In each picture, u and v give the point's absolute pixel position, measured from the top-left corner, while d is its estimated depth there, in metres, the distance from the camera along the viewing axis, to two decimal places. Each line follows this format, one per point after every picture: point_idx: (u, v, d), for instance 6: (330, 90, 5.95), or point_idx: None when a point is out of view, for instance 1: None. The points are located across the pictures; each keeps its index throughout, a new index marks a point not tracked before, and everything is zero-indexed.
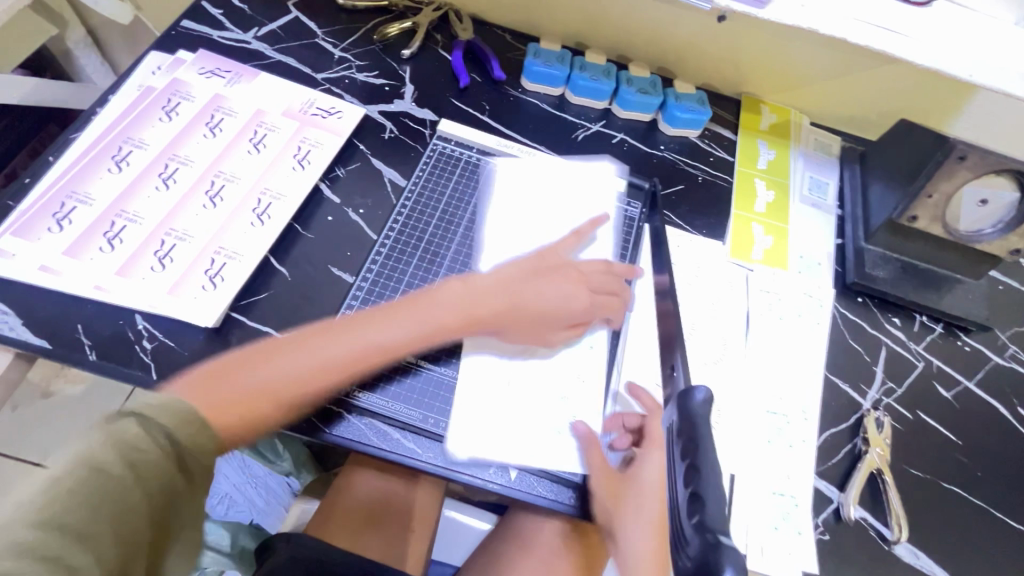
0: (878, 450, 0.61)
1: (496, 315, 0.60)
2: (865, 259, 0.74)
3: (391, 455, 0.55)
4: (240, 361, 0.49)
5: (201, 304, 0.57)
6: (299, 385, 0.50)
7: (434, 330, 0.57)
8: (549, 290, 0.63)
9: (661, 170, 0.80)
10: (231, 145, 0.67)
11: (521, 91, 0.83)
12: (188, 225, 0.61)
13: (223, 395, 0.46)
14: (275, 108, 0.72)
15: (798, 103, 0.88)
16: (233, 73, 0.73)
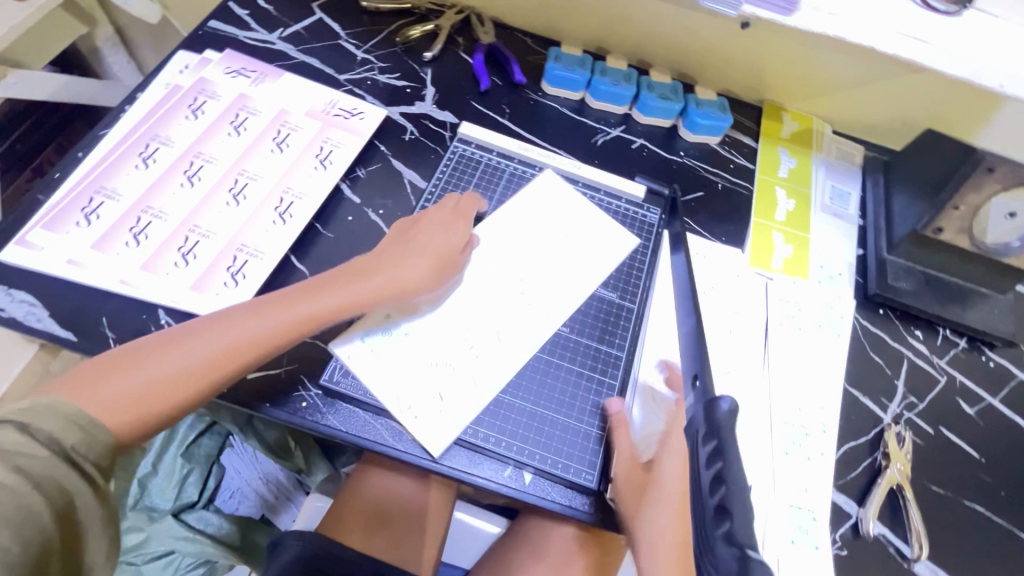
0: (899, 465, 0.60)
1: (385, 289, 0.58)
2: (887, 270, 0.73)
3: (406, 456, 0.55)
4: (118, 361, 0.48)
5: (223, 300, 0.58)
6: (188, 377, 0.49)
7: (330, 305, 0.55)
8: (432, 245, 0.62)
9: (680, 177, 0.79)
10: (255, 144, 0.68)
11: (541, 95, 0.83)
12: (212, 222, 0.62)
13: (110, 398, 0.46)
14: (299, 108, 0.72)
15: (821, 111, 0.87)
16: (258, 73, 0.74)
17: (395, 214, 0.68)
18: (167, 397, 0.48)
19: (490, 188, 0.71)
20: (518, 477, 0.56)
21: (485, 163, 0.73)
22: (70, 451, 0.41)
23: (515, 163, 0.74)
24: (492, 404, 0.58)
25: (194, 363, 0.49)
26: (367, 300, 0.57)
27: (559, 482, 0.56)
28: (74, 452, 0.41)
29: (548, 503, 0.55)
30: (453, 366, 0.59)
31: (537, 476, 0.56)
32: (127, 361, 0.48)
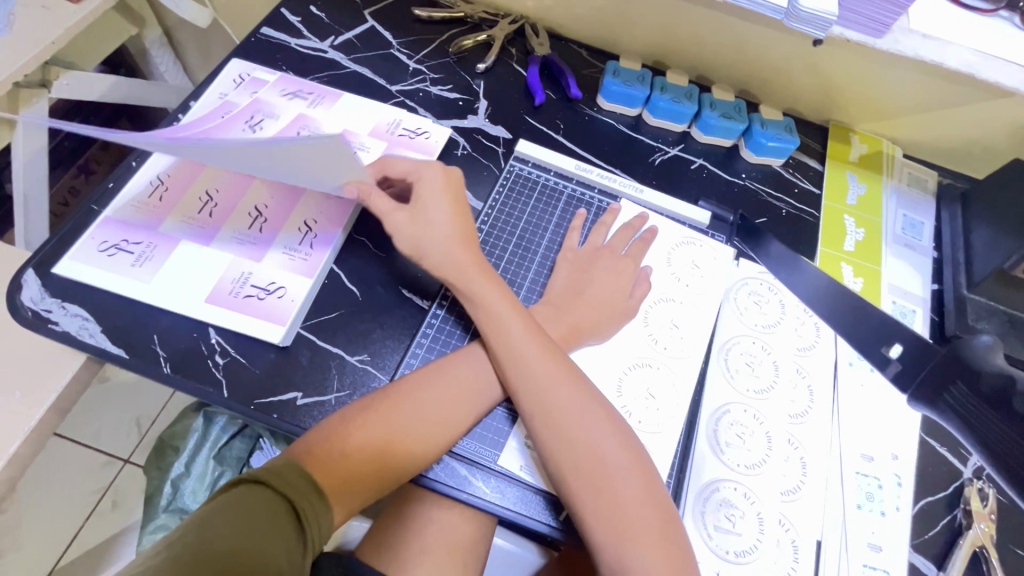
0: (982, 525, 0.56)
1: (560, 325, 0.57)
2: (967, 309, 0.68)
3: (458, 492, 0.54)
4: (364, 418, 0.50)
5: (277, 322, 0.57)
6: (440, 425, 0.51)
7: (565, 334, 0.57)
8: (599, 276, 0.61)
9: (743, 200, 0.75)
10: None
11: (597, 110, 0.80)
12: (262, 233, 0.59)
13: (352, 455, 0.48)
14: (364, 126, 0.71)
15: (894, 134, 0.82)
16: (315, 95, 0.73)
17: None
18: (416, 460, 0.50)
19: (548, 210, 0.68)
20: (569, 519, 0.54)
21: (542, 184, 0.70)
22: (298, 509, 0.43)
23: (574, 183, 0.71)
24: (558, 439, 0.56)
25: (434, 413, 0.52)
26: (571, 336, 0.57)
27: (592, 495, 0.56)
28: (301, 512, 0.43)
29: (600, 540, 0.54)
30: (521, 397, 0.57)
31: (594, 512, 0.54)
32: (372, 413, 0.51)
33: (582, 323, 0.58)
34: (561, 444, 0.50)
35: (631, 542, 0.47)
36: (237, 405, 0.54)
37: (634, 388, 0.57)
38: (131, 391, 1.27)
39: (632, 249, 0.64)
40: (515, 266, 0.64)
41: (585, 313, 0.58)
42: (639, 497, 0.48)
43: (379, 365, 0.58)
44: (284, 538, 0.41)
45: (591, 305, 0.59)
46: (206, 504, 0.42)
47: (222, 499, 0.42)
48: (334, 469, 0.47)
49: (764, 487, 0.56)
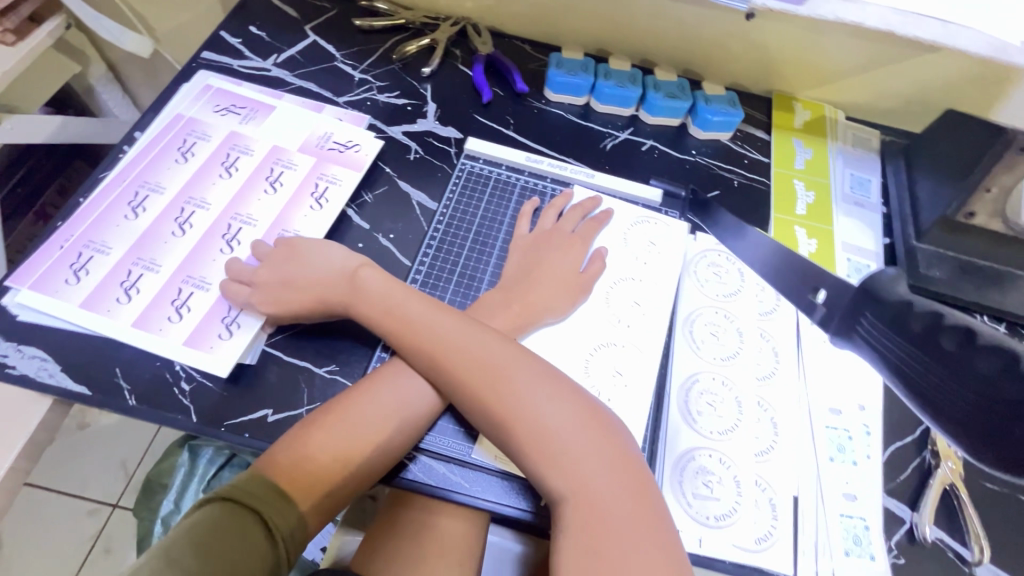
0: (950, 464, 0.58)
1: (518, 310, 0.57)
2: (918, 259, 0.70)
3: (450, 495, 0.54)
4: (319, 418, 0.50)
5: (215, 355, 0.56)
6: (388, 411, 0.51)
7: (510, 311, 0.57)
8: (556, 263, 0.61)
9: (695, 176, 0.77)
10: (249, 183, 0.67)
11: (545, 102, 0.81)
12: (207, 272, 0.60)
13: (321, 459, 0.48)
14: (292, 143, 0.71)
15: (834, 98, 0.85)
16: (247, 109, 0.73)
17: (406, 236, 0.67)
18: (371, 447, 0.50)
19: (502, 204, 0.69)
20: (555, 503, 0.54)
21: (495, 178, 0.71)
22: (269, 524, 0.43)
23: (526, 175, 0.72)
24: None
25: (387, 406, 0.52)
26: (523, 312, 0.57)
27: None
28: (274, 527, 0.43)
29: None
30: None
31: None
32: (330, 415, 0.50)
33: (545, 309, 0.58)
34: (485, 393, 0.50)
35: (559, 470, 0.47)
36: (207, 429, 0.54)
37: (599, 381, 0.57)
38: (114, 434, 1.25)
39: (588, 231, 0.65)
40: (474, 261, 0.64)
41: (545, 297, 0.59)
42: (565, 430, 0.48)
43: (346, 372, 0.58)
44: (258, 555, 0.41)
45: (549, 289, 0.59)
46: (179, 526, 0.42)
47: (193, 520, 0.42)
48: (299, 477, 0.47)
49: (738, 451, 0.57)
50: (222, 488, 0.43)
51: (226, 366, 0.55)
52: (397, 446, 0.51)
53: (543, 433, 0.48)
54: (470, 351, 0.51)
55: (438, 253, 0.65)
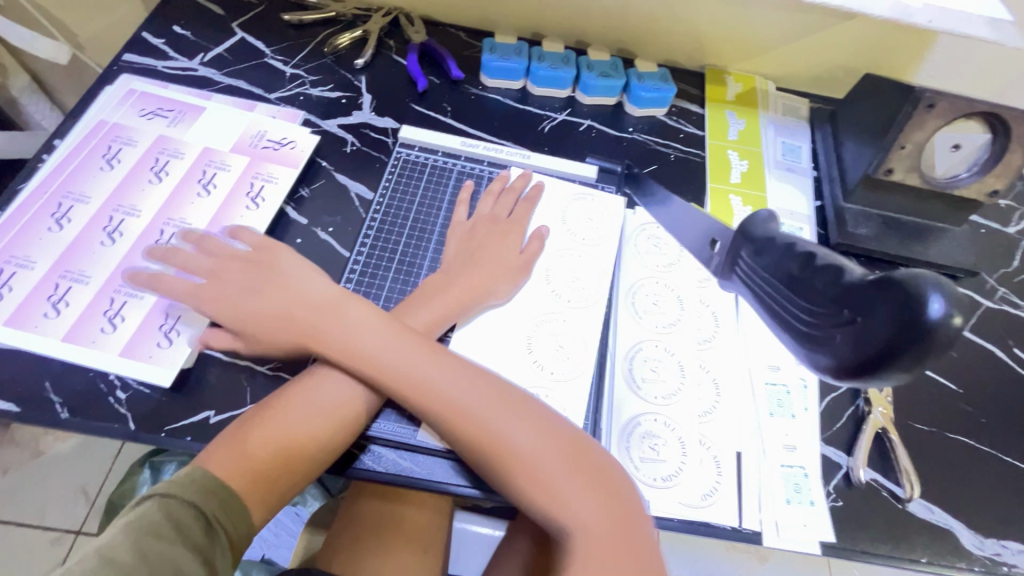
0: (881, 409, 0.61)
1: (459, 295, 0.58)
2: (846, 219, 0.73)
3: (408, 481, 0.54)
4: (255, 417, 0.50)
5: (155, 363, 0.54)
6: (328, 408, 0.51)
7: (446, 301, 0.57)
8: (495, 247, 0.62)
9: (632, 152, 0.78)
10: (180, 188, 0.64)
11: (482, 88, 0.81)
12: (140, 279, 0.58)
13: (260, 455, 0.48)
14: (224, 144, 0.68)
15: (763, 70, 0.87)
16: (176, 112, 0.70)
17: (346, 229, 0.66)
18: (313, 441, 0.50)
19: (439, 190, 0.69)
20: None
21: (432, 166, 0.71)
22: (209, 516, 0.44)
23: (462, 160, 0.72)
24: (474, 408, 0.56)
25: (326, 402, 0.51)
26: (463, 298, 0.58)
27: None
28: (213, 520, 0.44)
29: None
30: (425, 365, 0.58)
31: None
32: (267, 414, 0.50)
33: (487, 290, 0.59)
34: (435, 393, 0.51)
35: (512, 461, 0.49)
36: (146, 436, 0.52)
37: (541, 358, 0.58)
38: (68, 462, 1.20)
39: (524, 213, 0.66)
40: (413, 248, 0.64)
41: (484, 279, 0.59)
42: (518, 427, 0.50)
43: (290, 368, 0.57)
44: (197, 548, 0.42)
45: (488, 270, 0.60)
46: (116, 527, 0.42)
47: (131, 520, 0.42)
48: (236, 474, 0.47)
49: (680, 413, 0.59)
50: (158, 486, 0.44)
51: (168, 375, 0.54)
52: (339, 440, 0.51)
53: (496, 432, 0.50)
54: (405, 347, 0.52)
55: (376, 242, 0.65)
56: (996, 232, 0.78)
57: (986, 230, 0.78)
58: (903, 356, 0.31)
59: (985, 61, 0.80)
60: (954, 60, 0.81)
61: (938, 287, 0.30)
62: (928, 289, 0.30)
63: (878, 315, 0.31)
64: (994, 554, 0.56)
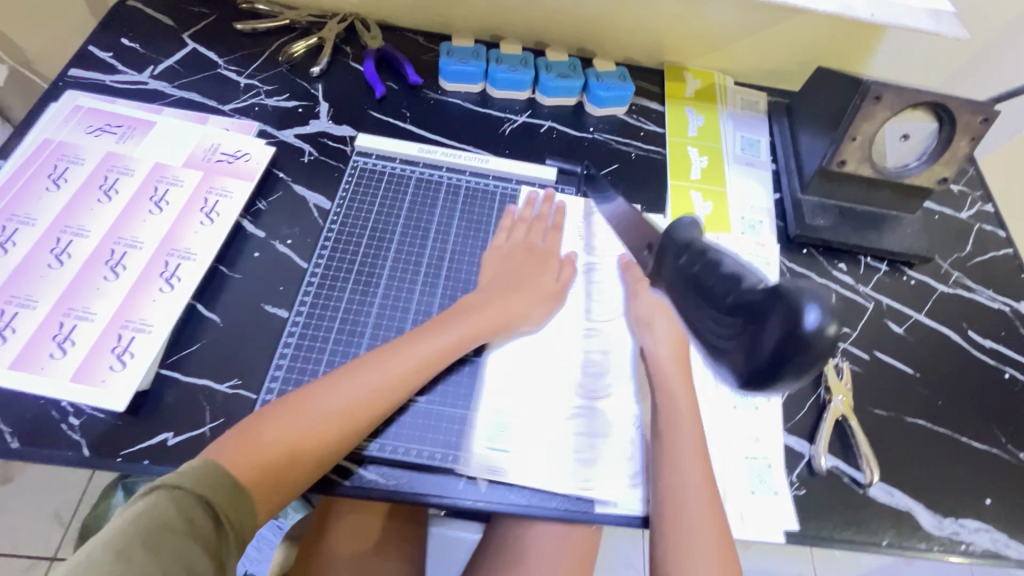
0: (840, 397, 0.62)
1: (494, 316, 0.60)
2: (804, 210, 0.75)
3: (372, 493, 0.53)
4: (274, 416, 0.50)
5: (109, 388, 0.52)
6: (351, 414, 0.51)
7: (487, 323, 0.59)
8: (529, 274, 0.64)
9: (593, 152, 0.79)
10: (131, 206, 0.62)
11: (441, 93, 0.81)
12: (91, 301, 0.56)
13: (271, 449, 0.48)
14: (175, 159, 0.67)
15: (721, 65, 0.88)
16: (125, 127, 0.68)
17: (304, 240, 0.65)
18: (321, 445, 0.50)
19: (398, 198, 0.69)
20: (474, 487, 0.54)
21: (389, 174, 0.71)
22: (220, 514, 0.44)
23: (420, 167, 0.72)
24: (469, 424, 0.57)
25: (341, 405, 0.51)
26: (497, 323, 0.60)
27: (498, 482, 0.55)
28: (224, 517, 0.44)
29: (508, 506, 0.54)
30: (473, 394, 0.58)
31: (492, 483, 0.55)
32: (284, 413, 0.50)
33: (518, 317, 0.61)
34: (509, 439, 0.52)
35: None
36: (101, 462, 0.51)
37: (519, 368, 0.60)
38: (40, 486, 1.17)
39: (554, 241, 0.68)
40: (372, 258, 0.64)
41: (520, 304, 0.62)
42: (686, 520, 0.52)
43: (250, 385, 0.57)
44: (208, 545, 0.42)
45: (526, 297, 0.62)
46: (125, 515, 0.41)
47: (139, 511, 0.41)
48: (248, 468, 0.47)
49: (642, 412, 0.59)
50: (171, 478, 0.43)
51: (121, 400, 0.52)
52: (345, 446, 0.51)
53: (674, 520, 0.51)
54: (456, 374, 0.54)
55: (334, 253, 0.64)
56: (949, 217, 0.80)
57: (940, 216, 0.80)
58: (792, 366, 0.29)
59: (933, 51, 0.82)
60: (904, 51, 0.83)
61: (814, 296, 0.28)
62: (804, 299, 0.28)
63: (767, 328, 0.29)
64: (952, 532, 0.58)
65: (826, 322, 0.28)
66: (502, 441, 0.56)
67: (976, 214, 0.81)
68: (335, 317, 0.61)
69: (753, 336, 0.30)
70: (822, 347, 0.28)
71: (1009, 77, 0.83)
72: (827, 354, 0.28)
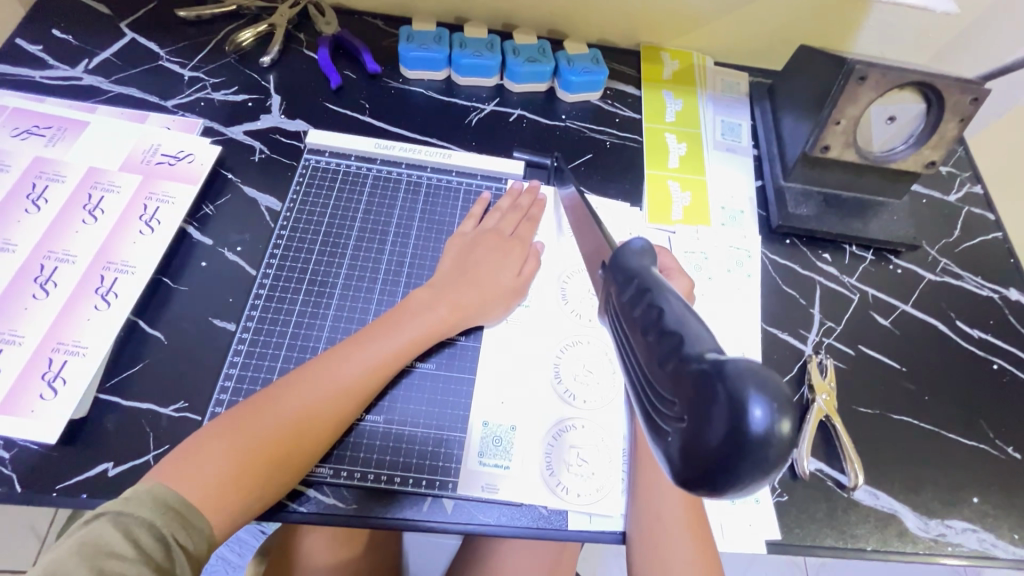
0: (824, 396, 0.60)
1: (447, 314, 0.55)
2: (786, 199, 0.71)
3: (328, 518, 0.50)
4: (247, 411, 0.47)
5: (40, 418, 0.49)
6: (303, 426, 0.47)
7: (446, 320, 0.55)
8: (490, 263, 0.59)
9: (565, 142, 0.74)
10: (62, 216, 0.58)
11: (402, 81, 0.75)
12: (19, 323, 0.52)
13: (216, 471, 0.43)
14: (112, 162, 0.62)
15: (701, 45, 0.83)
16: (55, 129, 0.63)
17: (254, 247, 0.61)
18: (296, 441, 0.47)
19: (353, 198, 0.65)
20: (439, 507, 0.52)
21: (344, 172, 0.66)
22: (168, 538, 0.40)
23: (378, 164, 0.67)
24: (430, 441, 0.54)
25: (296, 413, 0.47)
26: (457, 319, 0.56)
27: (465, 501, 0.52)
28: (174, 539, 0.40)
29: (475, 526, 0.51)
30: (437, 407, 0.55)
31: (458, 501, 0.52)
32: (257, 409, 0.47)
33: (476, 313, 0.57)
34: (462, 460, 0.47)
35: None
36: (36, 498, 0.48)
37: (492, 382, 0.57)
38: None
39: (527, 231, 0.63)
40: (325, 264, 0.60)
41: (476, 300, 0.57)
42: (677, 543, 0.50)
43: (197, 407, 0.53)
44: (159, 571, 0.38)
45: (483, 291, 0.57)
46: (65, 546, 0.38)
47: (81, 539, 0.38)
48: (191, 492, 0.42)
49: (610, 422, 0.56)
50: (113, 502, 0.40)
51: (54, 431, 0.48)
52: (300, 461, 0.47)
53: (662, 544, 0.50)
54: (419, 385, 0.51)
55: (284, 260, 0.60)
56: (937, 201, 0.77)
57: (928, 200, 0.77)
58: (740, 475, 0.21)
59: (921, 25, 0.78)
60: (892, 26, 0.79)
61: (764, 383, 0.21)
62: (751, 387, 0.21)
63: (706, 424, 0.22)
64: (938, 534, 0.56)
65: (780, 421, 0.21)
66: (500, 457, 0.53)
67: (964, 197, 0.78)
68: (286, 329, 0.57)
69: (694, 429, 0.22)
70: (776, 453, 0.21)
71: (999, 52, 0.79)
72: (780, 459, 0.21)
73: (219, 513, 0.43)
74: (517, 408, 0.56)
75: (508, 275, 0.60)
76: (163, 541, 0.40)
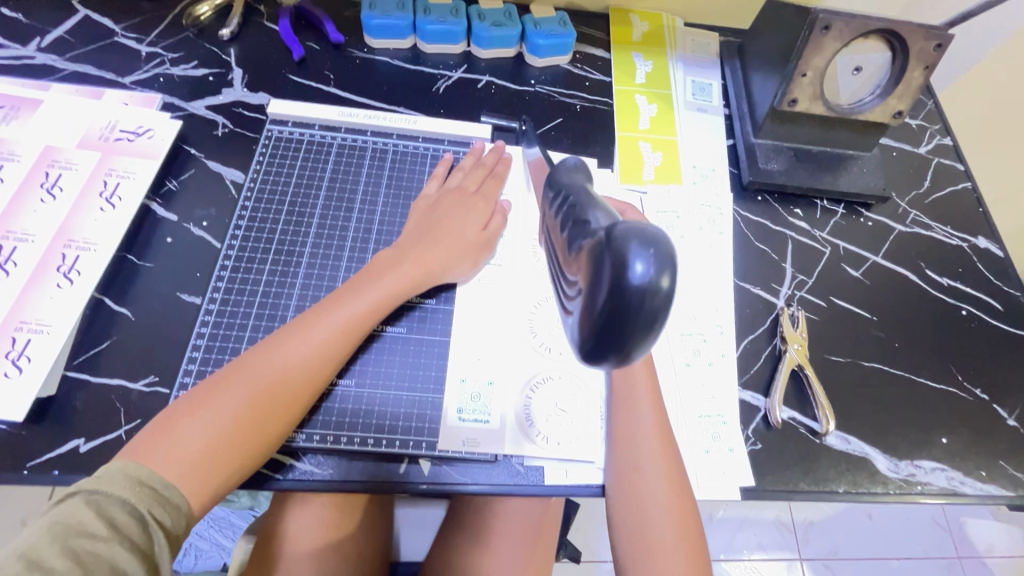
0: (795, 346, 0.61)
1: (415, 274, 0.55)
2: (757, 155, 0.71)
3: (308, 485, 0.51)
4: (225, 378, 0.47)
5: (5, 397, 0.48)
6: (277, 392, 0.47)
7: (415, 280, 0.55)
8: (455, 220, 0.59)
9: (534, 107, 0.74)
10: (18, 195, 0.56)
11: (367, 51, 0.74)
12: None
13: (195, 445, 0.43)
14: (68, 140, 0.60)
15: (670, 5, 0.83)
16: (7, 108, 0.61)
17: (220, 221, 0.60)
18: (276, 404, 0.47)
19: (319, 168, 0.64)
20: (417, 469, 0.52)
21: (309, 142, 0.65)
22: (145, 513, 0.40)
23: (343, 132, 0.66)
24: (406, 403, 0.54)
25: (269, 378, 0.47)
26: (425, 277, 0.55)
27: (444, 462, 0.52)
28: (152, 515, 0.40)
29: (454, 485, 0.52)
30: (410, 370, 0.55)
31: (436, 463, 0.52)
32: (240, 369, 0.47)
33: (443, 270, 0.57)
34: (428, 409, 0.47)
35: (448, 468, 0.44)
36: (7, 476, 0.47)
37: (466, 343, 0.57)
38: None
39: (492, 190, 0.63)
40: (292, 234, 0.60)
41: (443, 258, 0.56)
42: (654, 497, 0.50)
43: (168, 381, 0.53)
44: (136, 546, 0.38)
45: (449, 249, 0.57)
46: (38, 527, 0.38)
47: (53, 519, 0.38)
48: (168, 466, 0.42)
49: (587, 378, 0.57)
50: (85, 481, 0.40)
51: (20, 409, 0.48)
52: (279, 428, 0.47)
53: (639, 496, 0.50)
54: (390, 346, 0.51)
55: (250, 231, 0.59)
56: (908, 154, 0.77)
57: (898, 153, 0.77)
58: (631, 330, 0.24)
59: None
60: None
61: (644, 241, 0.23)
62: (633, 245, 0.23)
63: (595, 288, 0.24)
64: (908, 474, 0.58)
65: (659, 273, 0.23)
66: (478, 412, 0.54)
67: (934, 149, 0.78)
68: (253, 299, 0.56)
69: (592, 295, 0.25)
70: (657, 305, 0.23)
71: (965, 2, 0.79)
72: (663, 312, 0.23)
73: (201, 484, 0.43)
74: (489, 366, 0.56)
75: (473, 231, 0.59)
76: (138, 517, 0.39)
